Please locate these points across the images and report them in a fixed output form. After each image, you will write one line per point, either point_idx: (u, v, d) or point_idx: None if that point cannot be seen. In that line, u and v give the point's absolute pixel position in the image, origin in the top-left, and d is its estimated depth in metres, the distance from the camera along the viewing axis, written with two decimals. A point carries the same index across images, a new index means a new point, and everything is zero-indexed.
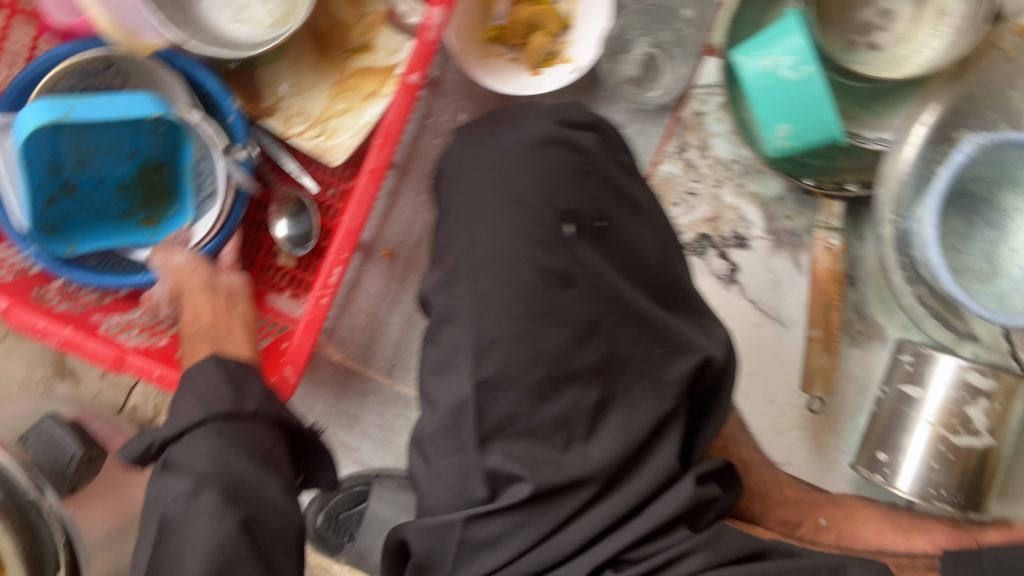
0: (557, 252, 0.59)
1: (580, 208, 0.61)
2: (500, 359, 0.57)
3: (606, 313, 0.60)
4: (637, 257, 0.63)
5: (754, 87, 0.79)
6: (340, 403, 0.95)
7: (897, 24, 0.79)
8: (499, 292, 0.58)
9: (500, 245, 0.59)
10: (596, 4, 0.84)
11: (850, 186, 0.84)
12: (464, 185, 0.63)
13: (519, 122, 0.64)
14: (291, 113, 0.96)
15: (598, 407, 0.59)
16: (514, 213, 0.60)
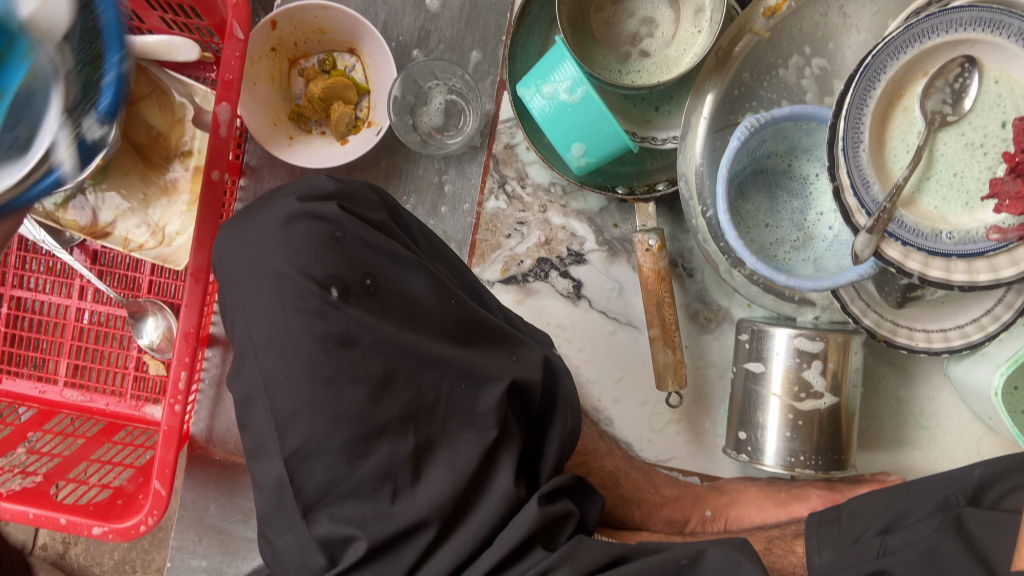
0: (329, 316, 0.57)
1: (343, 270, 0.59)
2: (302, 432, 0.57)
3: (397, 363, 0.59)
4: (419, 303, 0.62)
5: (543, 115, 0.82)
6: (233, 499, 0.96)
7: (661, 29, 0.82)
8: (286, 369, 0.57)
9: (273, 324, 0.58)
10: (385, 67, 0.88)
11: (660, 186, 0.86)
12: (228, 281, 0.61)
13: (266, 205, 0.63)
14: (128, 227, 0.98)
15: (415, 455, 0.59)
16: (277, 290, 0.58)
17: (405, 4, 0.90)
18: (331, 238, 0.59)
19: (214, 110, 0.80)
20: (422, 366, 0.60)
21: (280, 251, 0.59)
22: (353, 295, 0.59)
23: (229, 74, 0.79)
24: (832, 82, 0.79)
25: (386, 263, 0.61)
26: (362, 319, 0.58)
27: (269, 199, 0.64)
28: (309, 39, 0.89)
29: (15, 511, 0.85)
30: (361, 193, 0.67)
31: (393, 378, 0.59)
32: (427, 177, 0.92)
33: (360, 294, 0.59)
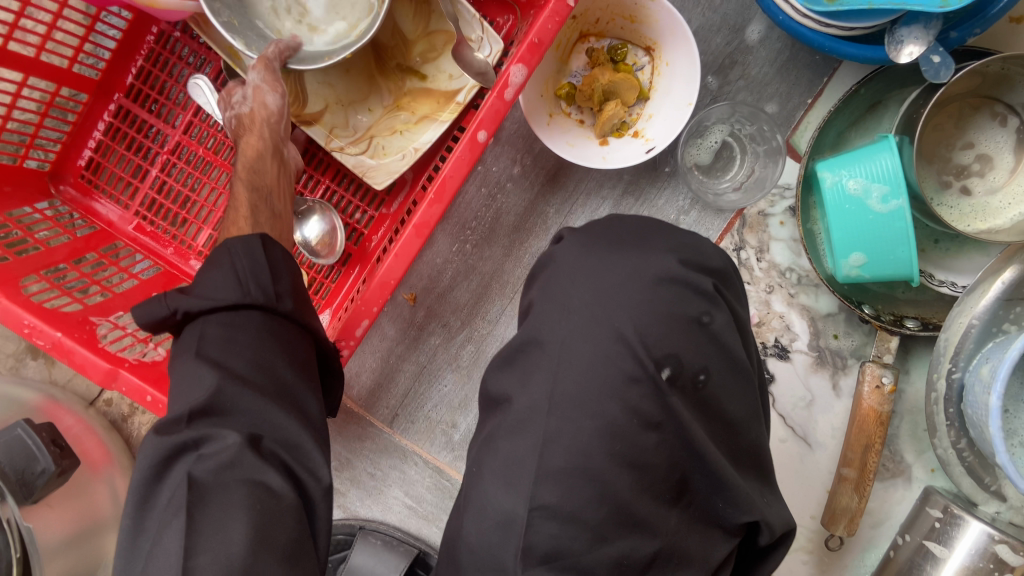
0: (651, 396, 0.53)
1: (685, 354, 0.54)
2: (560, 490, 0.51)
3: (682, 463, 0.54)
4: (728, 415, 0.57)
5: (833, 206, 0.75)
6: (333, 444, 0.90)
7: (994, 173, 0.75)
8: (579, 423, 0.52)
9: (594, 372, 0.53)
10: (678, 84, 0.79)
11: (908, 323, 0.79)
12: (558, 290, 0.58)
13: (639, 245, 0.59)
14: (336, 124, 0.85)
15: (653, 560, 0.52)
16: (612, 343, 0.54)
17: (722, 23, 0.81)
18: (691, 325, 0.55)
19: (509, 68, 0.69)
20: (701, 469, 0.55)
21: (629, 306, 0.54)
22: (682, 387, 0.54)
23: (540, 36, 0.69)
24: None
25: (722, 366, 0.56)
26: (681, 413, 0.53)
27: (644, 238, 0.60)
28: (614, 21, 0.81)
29: (134, 388, 0.72)
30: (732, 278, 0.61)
31: (668, 476, 0.54)
32: (665, 211, 0.84)
33: (686, 386, 0.54)
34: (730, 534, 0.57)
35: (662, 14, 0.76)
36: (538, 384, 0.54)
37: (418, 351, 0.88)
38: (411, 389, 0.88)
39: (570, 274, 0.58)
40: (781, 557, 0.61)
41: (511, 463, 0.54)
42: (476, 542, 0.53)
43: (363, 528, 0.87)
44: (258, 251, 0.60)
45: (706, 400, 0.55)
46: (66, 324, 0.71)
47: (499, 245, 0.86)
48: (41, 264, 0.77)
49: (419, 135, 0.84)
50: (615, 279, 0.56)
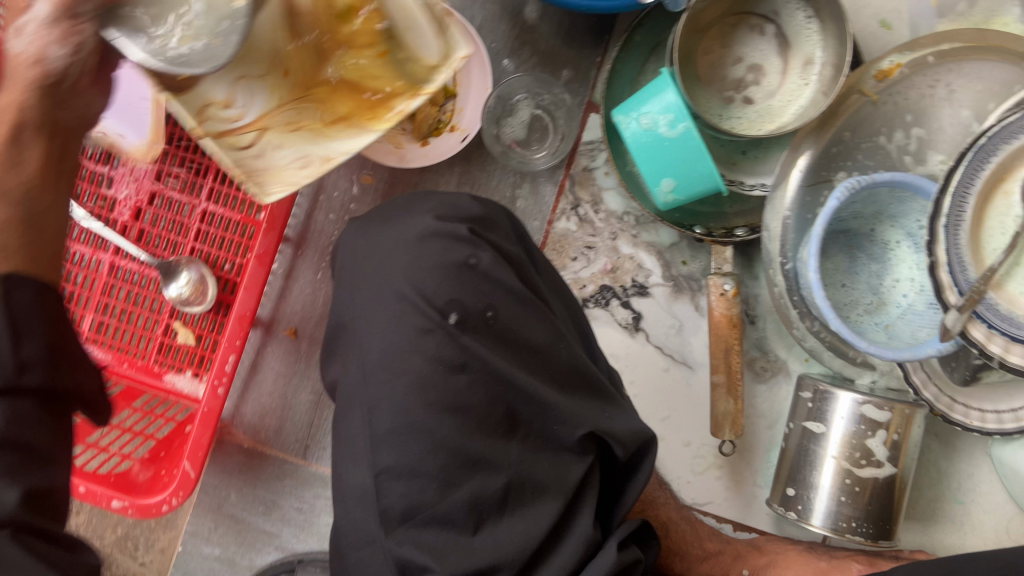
0: (445, 342, 0.57)
1: (466, 297, 0.59)
2: (397, 451, 0.56)
3: (500, 396, 0.58)
4: (532, 343, 0.60)
5: (635, 145, 0.80)
6: (255, 490, 0.93)
7: (767, 78, 0.82)
8: (392, 385, 0.57)
9: (389, 335, 0.58)
10: (478, 74, 0.84)
11: (738, 231, 0.85)
12: (354, 276, 0.62)
13: (405, 214, 0.63)
14: (209, 101, 0.64)
15: (505, 494, 0.57)
16: (398, 306, 0.58)
17: (502, 11, 0.88)
18: (463, 268, 0.59)
19: None
20: (522, 399, 0.59)
21: (407, 270, 0.59)
22: (476, 327, 0.58)
23: None
24: (929, 152, 0.80)
25: (511, 298, 0.60)
26: (478, 350, 0.58)
27: (408, 208, 0.64)
28: None
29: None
30: (500, 219, 0.66)
31: (491, 411, 0.58)
32: (500, 188, 0.90)
33: (478, 326, 0.58)
34: (580, 452, 0.61)
35: None
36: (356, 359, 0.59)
37: (310, 380, 0.92)
38: (315, 417, 0.92)
39: (361, 257, 0.62)
40: (651, 466, 0.67)
41: (352, 441, 0.59)
42: (348, 529, 0.59)
43: (299, 561, 0.89)
44: None
45: (503, 333, 0.59)
46: None
47: None
48: None
49: (333, 143, 0.72)
50: (391, 251, 0.60)
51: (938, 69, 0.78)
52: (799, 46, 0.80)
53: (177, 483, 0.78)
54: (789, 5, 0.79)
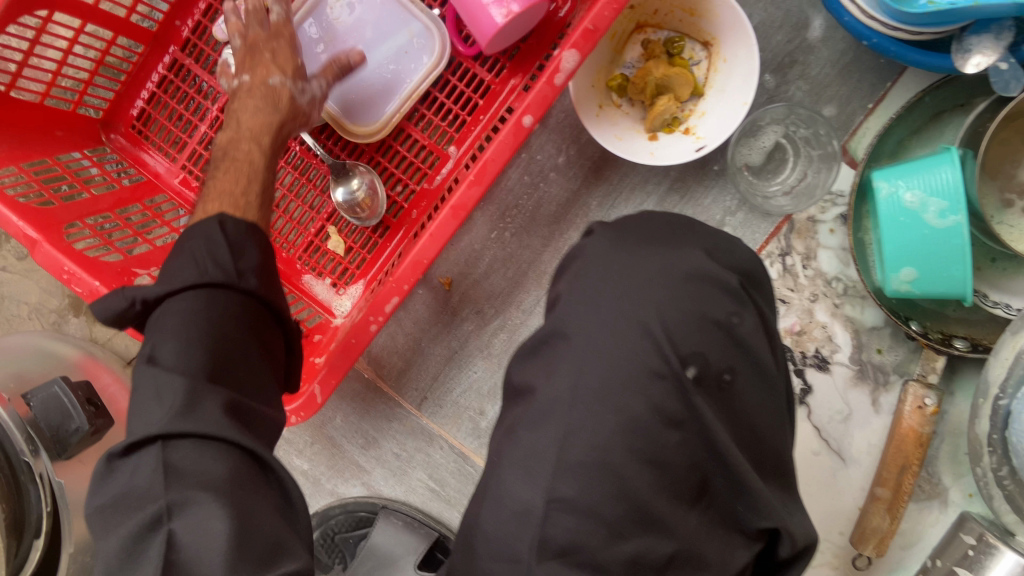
0: (665, 382, 0.50)
1: (712, 353, 0.52)
2: (578, 481, 0.49)
3: (703, 464, 0.51)
4: (750, 420, 0.53)
5: (886, 218, 0.71)
6: (362, 422, 0.90)
7: None
8: (601, 417, 0.50)
9: (618, 362, 0.51)
10: (735, 81, 0.77)
11: (957, 343, 0.76)
12: (589, 282, 0.53)
13: (668, 239, 0.55)
14: None
15: (669, 561, 0.48)
16: (638, 339, 0.51)
17: (783, 20, 0.79)
18: (719, 329, 0.52)
19: (561, 52, 0.69)
20: (724, 473, 0.51)
21: (659, 300, 0.51)
22: (715, 386, 0.51)
23: (596, 23, 0.69)
24: None
25: (754, 368, 0.53)
26: (705, 413, 0.51)
27: (675, 233, 0.57)
28: (672, 13, 0.78)
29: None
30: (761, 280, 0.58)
31: (685, 477, 0.51)
32: (711, 210, 0.82)
33: (711, 387, 0.51)
34: (753, 540, 0.52)
35: (727, 9, 0.74)
36: (560, 373, 0.52)
37: (451, 334, 0.87)
38: (441, 372, 0.88)
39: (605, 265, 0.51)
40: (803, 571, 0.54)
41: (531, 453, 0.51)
42: (492, 533, 0.50)
43: (385, 507, 0.88)
44: (217, 234, 0.64)
45: (739, 404, 0.53)
46: (102, 271, 0.78)
47: (538, 235, 0.85)
48: (88, 213, 0.84)
49: None
50: (650, 272, 0.52)
51: None
52: None
53: (302, 403, 0.76)
54: None
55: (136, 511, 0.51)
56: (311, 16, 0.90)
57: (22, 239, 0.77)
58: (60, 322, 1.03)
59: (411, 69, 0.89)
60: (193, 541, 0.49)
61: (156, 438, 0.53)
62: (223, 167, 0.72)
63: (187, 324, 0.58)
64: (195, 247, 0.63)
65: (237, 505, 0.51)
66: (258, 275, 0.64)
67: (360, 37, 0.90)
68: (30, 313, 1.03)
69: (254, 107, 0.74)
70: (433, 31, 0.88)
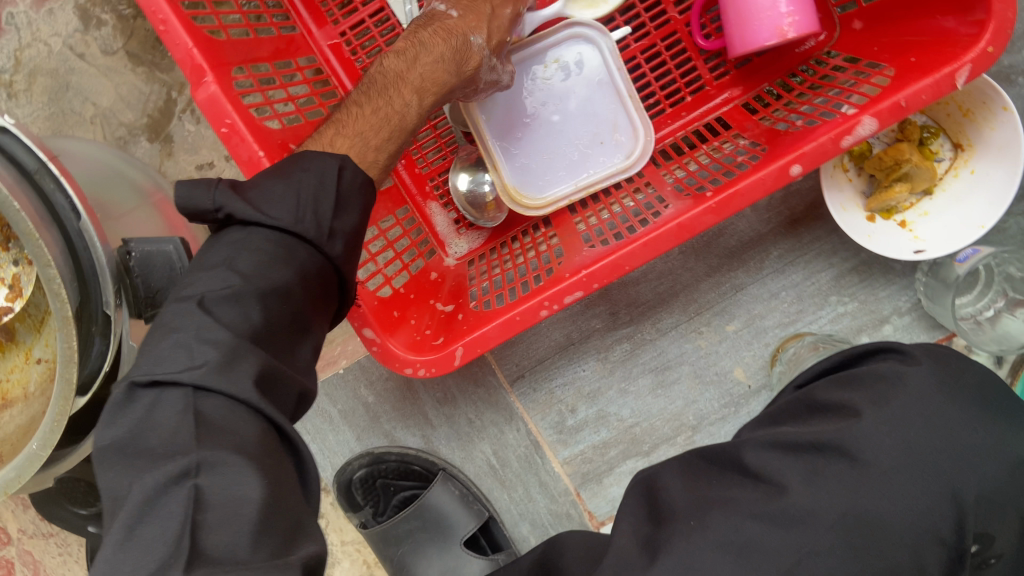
0: (945, 549, 0.48)
1: (995, 537, 0.50)
2: None
3: None
4: None
5: None
6: (447, 376, 0.84)
7: None
8: (864, 560, 0.47)
9: (908, 510, 0.47)
10: (973, 199, 0.73)
11: None
12: (903, 414, 0.50)
13: (1004, 411, 0.51)
14: None
15: None
16: (944, 501, 0.48)
17: None
18: (1017, 518, 0.50)
19: (863, 116, 0.63)
20: None
21: (977, 474, 0.48)
22: (977, 563, 0.50)
23: (910, 101, 0.63)
24: None
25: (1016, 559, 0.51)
26: None
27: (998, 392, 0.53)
28: (945, 104, 0.74)
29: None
30: None
31: None
32: (882, 304, 0.80)
33: (975, 563, 0.50)
34: None
35: (1009, 129, 0.69)
36: (828, 488, 0.48)
37: (576, 325, 0.83)
38: (549, 358, 0.84)
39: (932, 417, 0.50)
40: None
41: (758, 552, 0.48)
42: None
43: (447, 470, 0.84)
44: (330, 179, 0.53)
45: None
46: (264, 138, 0.67)
47: (706, 261, 0.81)
48: (249, 57, 0.72)
49: None
50: (983, 445, 0.49)
51: None
52: None
53: (438, 359, 0.68)
54: None
55: (154, 467, 0.38)
56: (522, 66, 0.80)
57: (186, 67, 0.64)
58: (127, 142, 0.89)
59: (598, 162, 0.80)
60: (226, 503, 0.37)
61: (186, 381, 0.41)
62: (371, 102, 0.63)
63: (261, 267, 0.48)
64: (303, 181, 0.52)
65: (272, 478, 0.39)
66: (347, 241, 0.54)
67: (563, 107, 0.81)
68: (93, 117, 0.87)
69: (428, 53, 0.64)
70: (638, 136, 0.79)
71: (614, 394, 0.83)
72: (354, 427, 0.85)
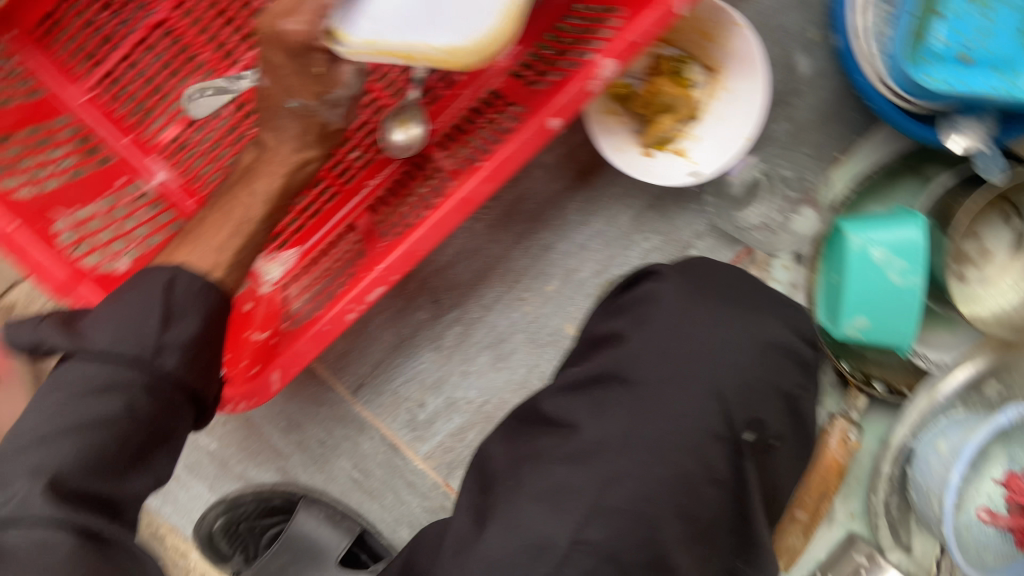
0: (721, 442, 0.55)
1: (768, 422, 0.57)
2: (606, 529, 0.52)
3: (732, 515, 0.57)
4: (775, 482, 0.59)
5: (857, 270, 0.76)
6: (286, 404, 0.83)
7: (988, 265, 0.80)
8: (648, 468, 0.53)
9: (678, 420, 0.54)
10: (735, 115, 0.76)
11: (876, 385, 0.85)
12: (657, 334, 0.56)
13: (751, 304, 0.59)
14: None
15: None
16: (705, 400, 0.55)
17: (779, 59, 0.81)
18: (780, 398, 0.57)
19: (601, 59, 0.65)
20: (740, 525, 0.57)
21: (728, 366, 0.55)
22: (760, 448, 0.57)
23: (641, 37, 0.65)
24: None
25: (793, 440, 0.59)
26: (745, 474, 0.56)
27: (745, 295, 0.59)
28: (687, 33, 0.77)
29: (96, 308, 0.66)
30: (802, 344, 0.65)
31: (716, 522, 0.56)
32: (683, 231, 0.83)
33: (761, 450, 0.57)
34: None
35: (747, 43, 0.72)
36: (610, 417, 0.55)
37: (401, 322, 0.83)
38: (385, 359, 0.83)
39: (687, 326, 0.56)
40: None
41: (560, 489, 0.53)
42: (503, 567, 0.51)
43: (306, 497, 0.82)
44: (166, 290, 0.58)
45: (775, 468, 0.59)
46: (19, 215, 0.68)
47: (512, 230, 0.82)
48: None
49: None
50: (732, 338, 0.56)
51: None
52: None
53: (252, 388, 0.68)
54: None
55: None
56: None
57: None
58: None
59: None
60: None
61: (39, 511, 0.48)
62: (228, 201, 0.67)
63: (108, 373, 0.54)
64: (134, 300, 0.56)
65: None
66: (183, 349, 0.56)
67: None
68: None
69: (283, 143, 0.67)
70: None
71: (457, 378, 0.84)
72: (203, 478, 0.83)
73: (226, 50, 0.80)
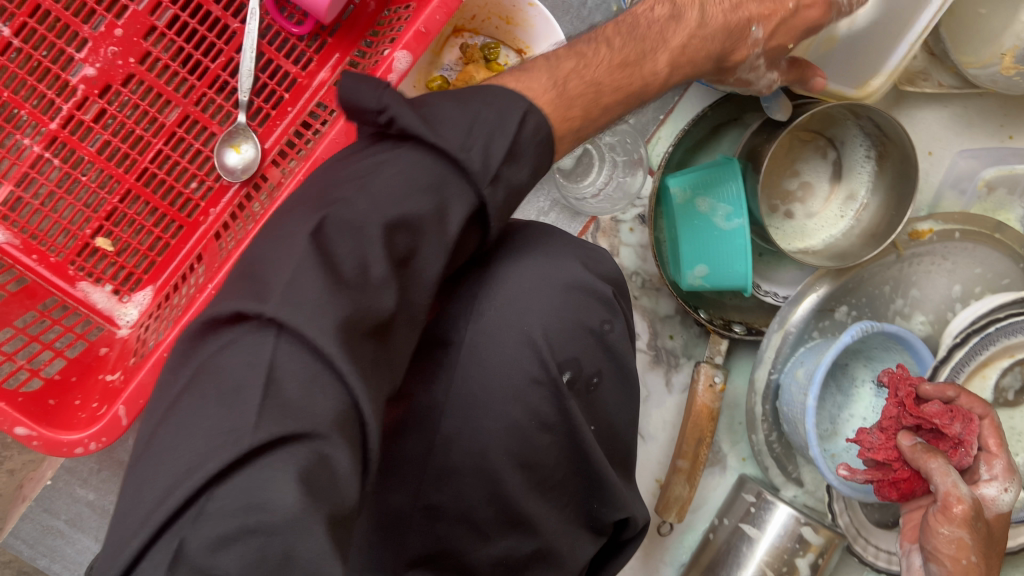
0: (542, 389, 0.54)
1: (585, 361, 0.57)
2: (452, 491, 0.53)
3: (571, 460, 0.57)
4: (609, 421, 0.61)
5: (683, 219, 0.80)
6: None
7: (813, 199, 0.87)
8: (479, 426, 0.53)
9: (495, 375, 0.53)
10: None
11: (736, 327, 0.87)
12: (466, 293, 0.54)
13: (548, 247, 0.58)
14: None
15: (530, 557, 0.57)
16: (520, 349, 0.53)
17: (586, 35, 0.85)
18: (590, 335, 0.57)
19: (393, 51, 0.68)
20: (584, 467, 0.58)
21: (545, 315, 0.55)
22: (584, 387, 0.58)
23: (427, 25, 0.68)
24: (911, 311, 0.88)
25: (613, 372, 0.60)
26: (574, 415, 0.55)
27: (548, 239, 0.59)
28: (489, 20, 0.80)
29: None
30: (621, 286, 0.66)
31: (554, 469, 0.57)
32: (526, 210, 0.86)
33: (583, 388, 0.58)
34: (597, 532, 0.61)
35: (540, 21, 0.77)
36: (430, 389, 0.53)
37: None
38: None
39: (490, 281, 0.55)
40: (636, 547, 0.65)
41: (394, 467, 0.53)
42: None
43: None
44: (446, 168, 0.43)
45: (607, 409, 0.61)
46: None
47: None
48: None
49: None
50: (533, 283, 0.55)
51: (940, 248, 0.87)
52: (848, 181, 0.86)
53: (104, 426, 0.68)
54: (855, 141, 0.85)
55: None
56: None
57: None
58: None
59: None
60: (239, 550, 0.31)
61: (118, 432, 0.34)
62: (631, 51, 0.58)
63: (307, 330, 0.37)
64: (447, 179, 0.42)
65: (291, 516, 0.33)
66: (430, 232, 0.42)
67: None
68: None
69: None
70: None
71: None
72: (88, 529, 0.83)
73: (44, 102, 0.80)
